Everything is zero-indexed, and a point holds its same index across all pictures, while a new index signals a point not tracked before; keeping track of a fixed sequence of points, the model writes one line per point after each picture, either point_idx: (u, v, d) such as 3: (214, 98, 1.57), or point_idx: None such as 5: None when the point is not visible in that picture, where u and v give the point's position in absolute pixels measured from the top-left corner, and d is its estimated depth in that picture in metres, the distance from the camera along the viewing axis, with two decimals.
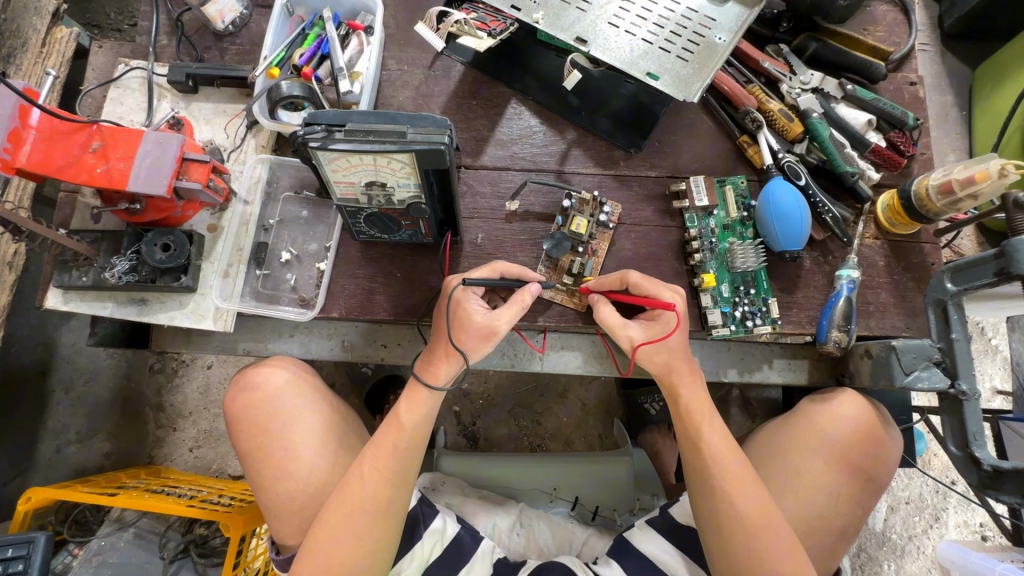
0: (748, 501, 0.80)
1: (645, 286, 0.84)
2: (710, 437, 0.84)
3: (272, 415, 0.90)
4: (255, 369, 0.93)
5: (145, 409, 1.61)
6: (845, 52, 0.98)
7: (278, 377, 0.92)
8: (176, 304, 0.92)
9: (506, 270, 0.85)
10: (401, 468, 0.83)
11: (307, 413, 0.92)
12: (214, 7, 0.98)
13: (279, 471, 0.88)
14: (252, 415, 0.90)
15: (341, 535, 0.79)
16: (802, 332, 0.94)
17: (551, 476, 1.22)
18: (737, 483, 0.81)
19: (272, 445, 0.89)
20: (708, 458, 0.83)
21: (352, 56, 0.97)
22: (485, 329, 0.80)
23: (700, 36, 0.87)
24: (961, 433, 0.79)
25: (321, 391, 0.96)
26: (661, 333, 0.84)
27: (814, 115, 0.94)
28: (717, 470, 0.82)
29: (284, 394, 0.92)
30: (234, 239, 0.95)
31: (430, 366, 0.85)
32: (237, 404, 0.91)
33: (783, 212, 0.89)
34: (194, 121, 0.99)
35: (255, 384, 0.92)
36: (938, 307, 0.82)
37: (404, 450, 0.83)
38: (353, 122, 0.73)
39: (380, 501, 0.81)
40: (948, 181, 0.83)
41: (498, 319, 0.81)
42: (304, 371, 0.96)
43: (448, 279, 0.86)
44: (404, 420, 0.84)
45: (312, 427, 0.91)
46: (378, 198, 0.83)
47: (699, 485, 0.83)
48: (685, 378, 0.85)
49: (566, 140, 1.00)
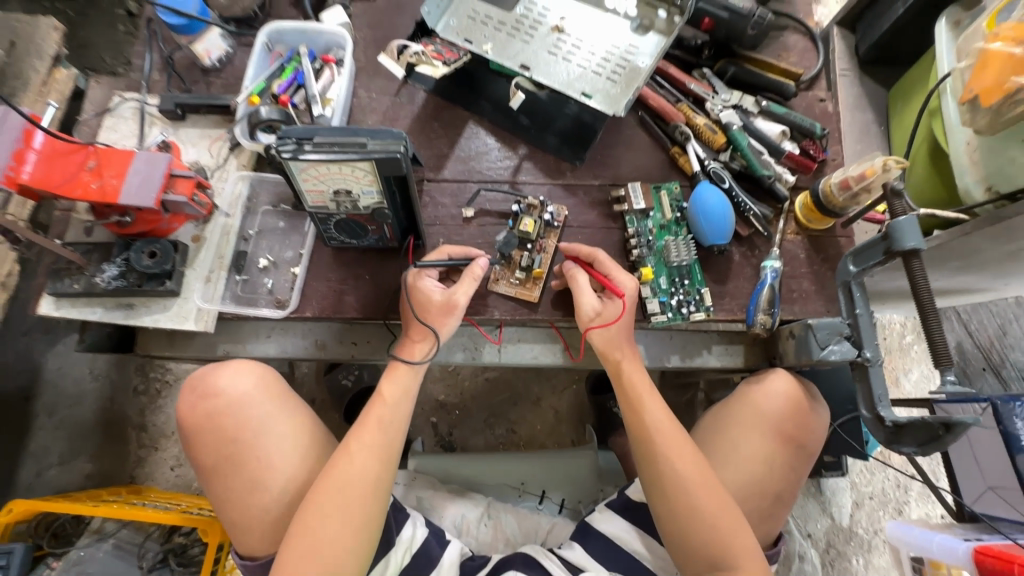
0: (687, 464, 0.88)
1: (607, 266, 0.96)
2: (651, 410, 0.93)
3: (241, 424, 0.96)
4: (217, 373, 0.98)
5: (129, 429, 1.68)
6: (759, 74, 1.13)
7: (242, 382, 0.98)
8: (160, 307, 0.99)
9: (451, 251, 0.95)
10: (382, 444, 0.90)
11: (275, 413, 0.98)
12: (201, 46, 1.11)
13: (250, 474, 0.94)
14: (219, 421, 0.96)
15: (329, 511, 0.84)
16: (733, 319, 1.03)
17: (518, 471, 1.28)
18: (676, 449, 0.89)
19: (243, 454, 0.94)
20: (649, 427, 0.91)
21: (325, 85, 1.09)
22: (446, 304, 0.92)
23: (626, 61, 1.01)
24: (869, 397, 0.86)
25: (283, 392, 1.02)
26: (609, 319, 0.95)
27: (734, 127, 1.07)
28: (660, 437, 0.90)
29: (252, 399, 0.97)
30: (216, 248, 1.04)
31: (406, 345, 0.95)
32: (201, 413, 0.96)
33: (708, 211, 1.02)
34: (181, 145, 1.10)
35: (219, 391, 0.97)
36: (845, 286, 0.92)
37: (386, 426, 0.91)
38: (320, 136, 0.84)
39: (370, 474, 0.87)
40: (845, 179, 0.95)
41: (455, 293, 0.93)
42: (269, 373, 1.02)
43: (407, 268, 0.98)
44: (387, 393, 0.93)
45: (280, 431, 0.97)
46: (345, 205, 0.93)
47: (644, 454, 0.91)
48: (625, 355, 0.96)
49: (518, 155, 1.12)
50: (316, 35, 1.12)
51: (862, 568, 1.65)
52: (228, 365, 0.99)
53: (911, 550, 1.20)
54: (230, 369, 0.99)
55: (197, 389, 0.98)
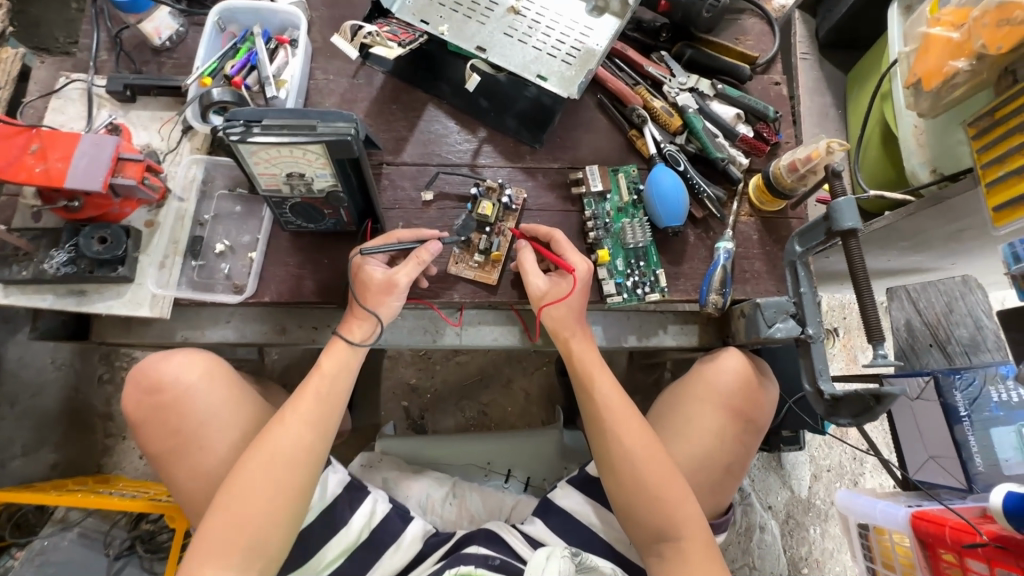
0: (633, 438, 0.91)
1: (562, 247, 0.98)
2: (602, 388, 0.95)
3: (183, 416, 0.97)
4: (160, 367, 0.98)
5: (95, 420, 1.70)
6: (715, 57, 1.14)
7: (189, 374, 0.98)
8: (112, 294, 0.98)
9: (403, 235, 0.96)
10: (322, 415, 0.91)
11: (221, 402, 0.98)
12: (151, 25, 1.08)
13: (194, 463, 0.96)
14: (165, 413, 0.97)
15: (254, 483, 0.84)
16: (688, 299, 1.06)
17: (485, 451, 1.30)
18: (623, 424, 0.92)
19: (187, 444, 0.96)
20: (599, 404, 0.94)
21: (279, 67, 1.08)
22: (385, 284, 0.93)
23: (581, 43, 1.00)
24: (811, 372, 0.89)
25: (233, 383, 1.02)
26: (561, 294, 0.96)
27: (689, 111, 1.09)
28: (609, 414, 0.93)
29: (195, 391, 0.98)
30: (170, 233, 1.02)
31: (346, 323, 0.97)
32: (145, 406, 0.97)
33: (663, 193, 1.03)
34: (131, 128, 1.07)
35: (163, 385, 0.97)
36: (791, 265, 0.95)
37: (326, 398, 0.93)
38: (269, 118, 0.83)
39: (306, 443, 0.89)
40: (793, 161, 0.97)
41: (397, 274, 0.93)
42: (219, 363, 1.02)
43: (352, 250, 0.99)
44: (326, 366, 0.94)
45: (223, 423, 0.98)
46: (298, 188, 0.92)
47: (596, 429, 0.94)
48: (574, 333, 0.98)
49: (478, 138, 1.12)
50: (269, 14, 1.10)
51: (819, 537, 1.73)
52: (172, 356, 0.99)
53: (858, 518, 1.26)
54: (176, 359, 0.99)
55: (141, 382, 0.97)
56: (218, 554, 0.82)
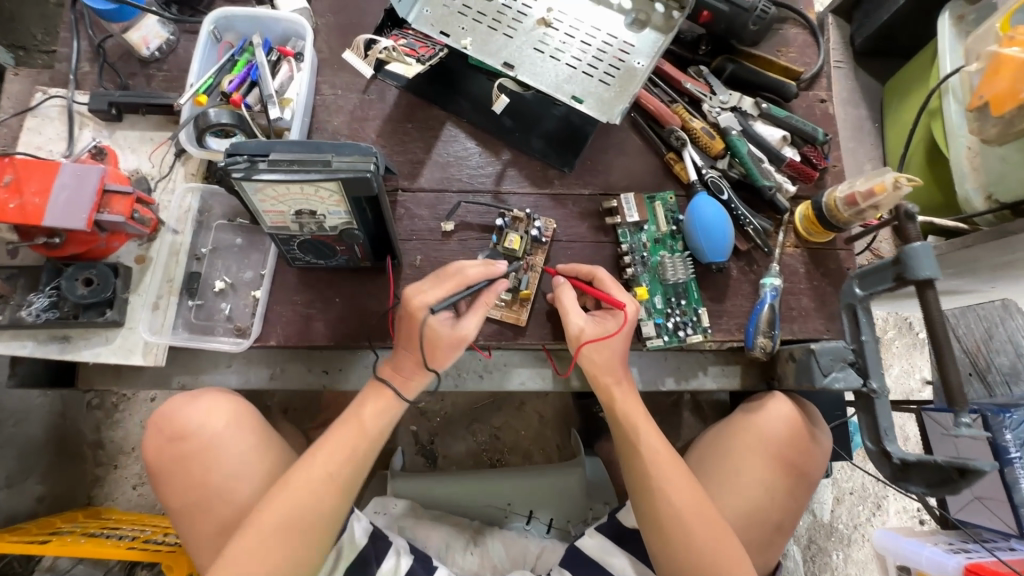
0: (682, 496, 0.84)
1: (608, 283, 0.89)
2: (647, 438, 0.87)
3: (209, 469, 0.82)
4: (186, 411, 0.83)
5: (85, 448, 1.60)
6: (759, 72, 1.04)
7: (214, 421, 0.83)
8: (100, 340, 0.88)
9: (472, 278, 0.81)
10: (342, 475, 0.83)
11: (253, 451, 0.84)
12: (137, 34, 0.97)
13: (220, 523, 0.81)
14: (189, 464, 0.82)
15: (267, 549, 0.77)
16: (731, 339, 0.98)
17: (506, 492, 1.22)
18: (671, 481, 0.85)
19: (212, 502, 0.81)
20: (645, 459, 0.86)
21: (283, 82, 0.98)
22: (458, 341, 0.83)
23: (621, 60, 0.91)
24: (874, 430, 0.82)
25: (264, 431, 0.87)
26: (608, 331, 0.88)
27: (733, 133, 1.00)
28: (656, 471, 0.85)
29: (225, 440, 0.83)
30: (163, 271, 0.92)
31: (401, 377, 0.87)
32: (166, 456, 0.82)
33: (707, 225, 0.95)
34: (118, 150, 0.96)
35: (186, 432, 0.82)
36: (850, 310, 0.87)
37: (360, 457, 0.85)
38: (277, 152, 0.73)
39: (328, 508, 0.81)
40: (852, 194, 0.89)
41: (470, 327, 0.83)
42: (247, 408, 0.87)
43: (406, 294, 0.82)
44: (367, 423, 0.86)
45: (254, 477, 0.82)
46: (309, 226, 0.83)
47: (639, 485, 0.86)
48: (617, 380, 0.90)
49: (501, 160, 1.03)
50: (270, 22, 0.99)
51: (842, 563, 1.68)
52: (196, 399, 0.85)
53: (897, 559, 1.20)
54: (201, 403, 0.84)
55: (163, 431, 0.83)
56: None
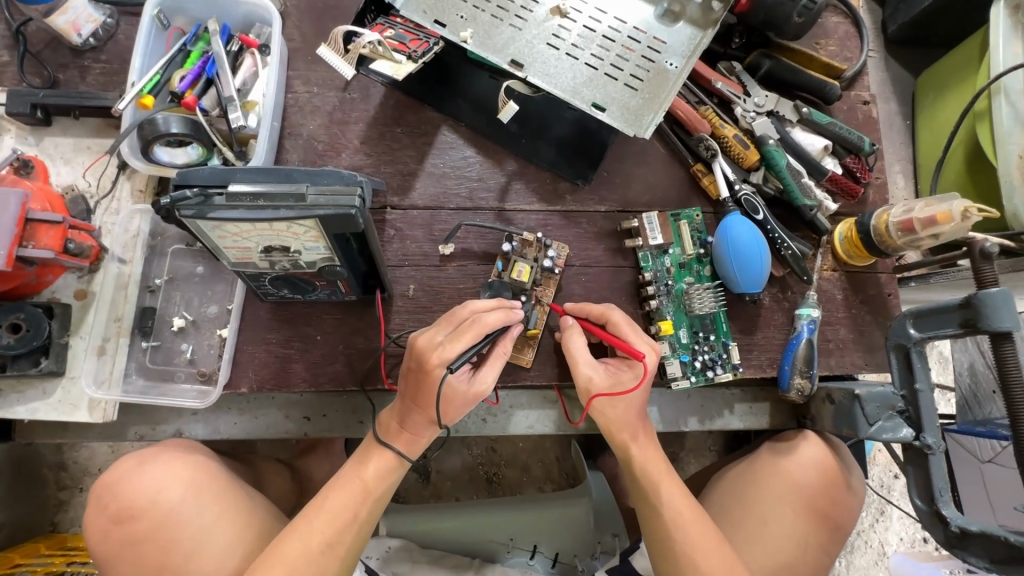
0: (713, 561, 0.74)
1: (624, 329, 0.78)
2: (669, 497, 0.78)
3: (168, 546, 0.69)
4: (136, 477, 0.72)
5: (44, 470, 1.47)
6: (799, 70, 0.91)
7: (172, 488, 0.72)
8: (36, 393, 0.75)
9: (492, 328, 0.71)
10: (339, 542, 0.73)
11: (217, 518, 0.72)
12: (64, 18, 0.79)
13: None
14: (142, 543, 0.69)
15: None
16: (762, 376, 0.88)
17: (508, 526, 1.13)
18: (701, 545, 0.74)
19: None
20: (667, 520, 0.76)
21: (246, 80, 0.82)
22: (476, 396, 0.74)
23: (649, 60, 0.78)
24: (925, 487, 0.74)
25: (231, 493, 0.75)
26: (624, 385, 0.78)
27: (770, 142, 0.88)
28: (680, 534, 0.75)
29: (184, 510, 0.71)
30: (110, 308, 0.78)
31: (406, 435, 0.77)
32: (113, 535, 0.70)
33: (742, 252, 0.83)
34: (47, 162, 0.80)
35: (136, 505, 0.70)
36: (898, 351, 0.76)
37: (359, 521, 0.75)
38: (238, 181, 0.60)
39: None
40: (909, 219, 0.79)
41: (489, 380, 0.75)
42: (211, 471, 0.76)
43: (418, 350, 0.71)
44: (370, 484, 0.76)
45: (220, 549, 0.70)
46: (282, 263, 0.70)
47: (661, 549, 0.76)
48: (637, 436, 0.80)
49: (506, 172, 0.89)
50: (229, 5, 0.83)
51: None
52: (151, 462, 0.73)
53: None
54: (155, 467, 0.73)
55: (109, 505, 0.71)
56: None
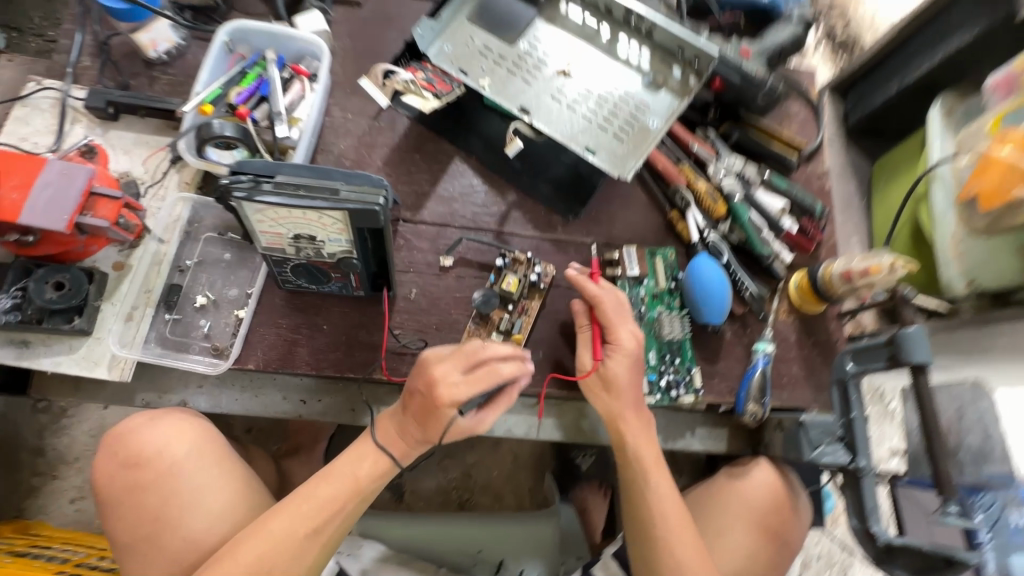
0: (686, 546, 0.83)
1: (608, 315, 0.89)
2: (655, 484, 0.88)
3: (167, 498, 0.76)
4: (144, 430, 0.78)
5: (22, 453, 1.48)
6: (763, 143, 1.08)
7: (176, 446, 0.78)
8: (63, 348, 0.83)
9: (502, 375, 0.79)
10: (323, 527, 0.78)
11: (216, 482, 0.78)
12: (147, 35, 0.94)
13: (169, 561, 0.74)
14: (143, 494, 0.76)
15: None
16: (721, 402, 0.97)
17: (477, 538, 1.17)
18: (678, 531, 0.84)
19: (165, 536, 0.75)
20: (651, 502, 0.86)
21: (293, 100, 0.95)
22: (471, 430, 0.83)
23: (636, 119, 0.93)
24: (859, 507, 0.81)
25: (227, 459, 0.82)
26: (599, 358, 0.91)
27: (736, 198, 1.02)
28: (661, 517, 0.85)
29: (184, 468, 0.77)
30: (143, 280, 0.88)
31: (395, 441, 0.84)
32: (118, 483, 0.76)
33: (707, 287, 0.95)
34: (110, 151, 0.92)
35: (145, 456, 0.77)
36: (840, 384, 0.87)
37: (346, 511, 0.81)
38: (283, 175, 0.71)
39: (303, 566, 0.77)
40: (848, 270, 0.91)
41: (485, 419, 0.83)
42: (214, 437, 0.82)
43: (430, 381, 0.78)
44: (363, 483, 0.82)
45: (214, 512, 0.77)
46: (306, 251, 0.80)
47: (641, 526, 0.86)
48: (633, 425, 0.89)
49: (506, 201, 1.02)
50: (287, 40, 0.98)
51: None
52: (159, 421, 0.80)
53: None
54: (162, 425, 0.79)
55: (119, 454, 0.78)
56: None
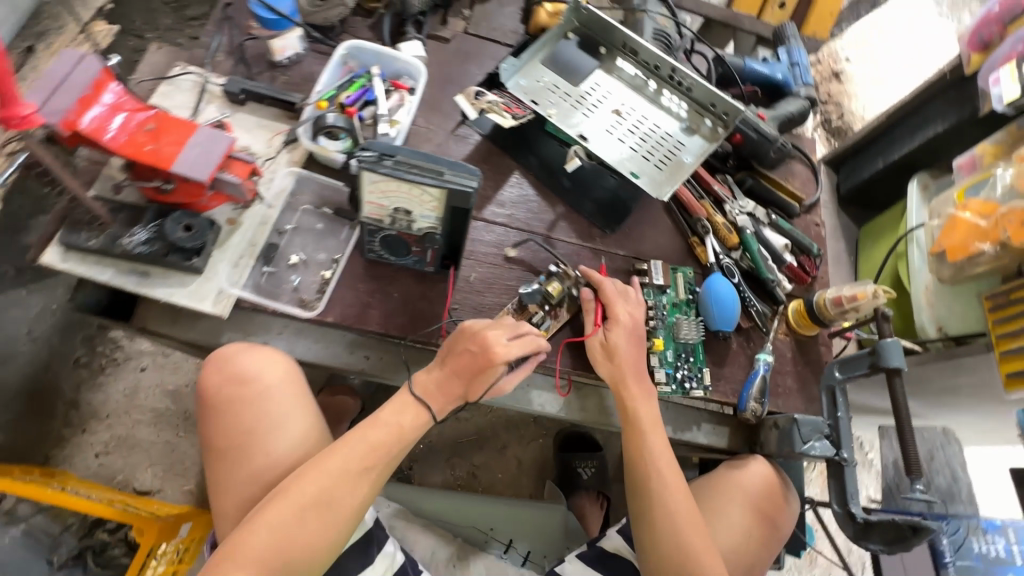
0: (678, 511, 0.97)
1: (610, 296, 1.07)
2: (655, 458, 1.01)
3: (258, 416, 0.90)
4: (243, 355, 0.92)
5: (58, 403, 1.57)
6: (772, 192, 1.29)
7: (268, 374, 0.92)
8: (178, 282, 0.96)
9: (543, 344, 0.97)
10: (371, 469, 0.88)
11: (295, 415, 0.91)
12: (279, 42, 1.15)
13: (252, 469, 0.87)
14: (240, 409, 0.90)
15: (294, 513, 0.82)
16: (725, 400, 1.13)
17: (490, 516, 1.29)
18: (671, 499, 0.98)
19: (252, 447, 0.88)
20: (650, 473, 1.01)
21: (393, 107, 1.15)
22: (498, 389, 0.98)
23: (673, 154, 1.13)
24: (842, 492, 0.96)
25: (305, 395, 0.95)
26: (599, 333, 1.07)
27: (747, 232, 1.21)
28: (658, 484, 0.99)
29: (274, 392, 0.91)
30: (250, 235, 1.03)
31: (433, 397, 0.95)
32: (222, 395, 0.91)
33: (721, 300, 1.11)
34: (235, 128, 1.10)
35: (245, 377, 0.91)
36: (829, 390, 1.04)
37: (392, 454, 0.91)
38: (402, 155, 0.87)
39: (358, 495, 0.87)
40: (839, 296, 1.09)
41: (512, 381, 0.99)
42: (297, 375, 0.95)
43: (483, 341, 0.93)
44: (406, 430, 0.93)
45: (294, 436, 0.90)
46: (400, 223, 0.96)
47: (640, 491, 1.01)
48: (637, 396, 1.03)
49: (556, 211, 1.20)
50: (390, 60, 1.19)
51: None
52: (252, 351, 0.94)
53: None
54: (256, 354, 0.93)
55: (222, 373, 0.92)
56: (256, 557, 0.80)
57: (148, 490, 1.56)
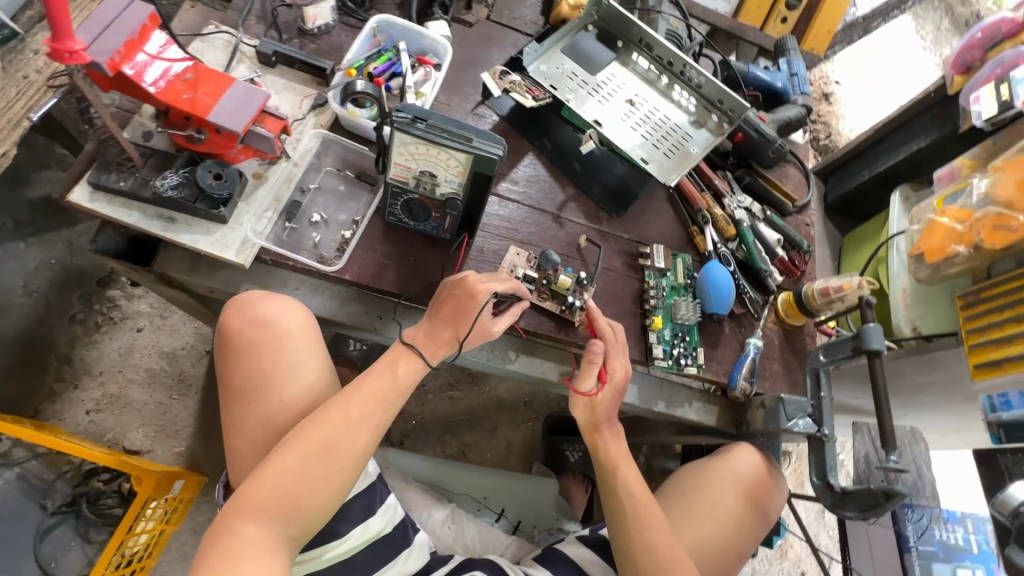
0: (651, 510, 1.00)
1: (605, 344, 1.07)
2: (624, 466, 1.05)
3: (275, 359, 0.93)
4: (265, 303, 0.96)
5: (50, 357, 1.56)
6: (767, 190, 1.37)
7: (289, 321, 0.95)
8: (203, 230, 0.99)
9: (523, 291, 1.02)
10: (372, 417, 0.90)
11: (309, 363, 0.95)
12: (313, 10, 1.18)
13: (266, 410, 0.91)
14: (260, 351, 0.93)
15: (297, 463, 0.83)
16: (717, 380, 1.19)
17: (485, 485, 1.35)
18: (646, 502, 1.00)
19: (268, 390, 0.91)
20: (621, 474, 1.04)
21: (419, 80, 1.20)
22: (484, 333, 1.00)
23: (680, 144, 1.20)
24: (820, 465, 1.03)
25: (321, 347, 0.98)
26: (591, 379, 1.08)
27: (744, 225, 1.29)
28: (630, 488, 1.02)
29: (294, 338, 0.95)
30: (275, 191, 1.06)
31: (432, 344, 0.98)
32: (245, 337, 0.94)
33: (717, 284, 1.18)
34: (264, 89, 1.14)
35: (266, 322, 0.94)
36: (813, 372, 1.10)
37: (389, 405, 0.93)
38: (434, 120, 0.91)
39: (358, 445, 0.88)
40: (827, 287, 1.17)
41: (497, 325, 1.01)
42: (311, 325, 0.99)
43: (467, 280, 0.97)
44: (401, 378, 0.94)
45: (306, 383, 0.93)
46: (423, 186, 1.00)
47: (612, 495, 1.03)
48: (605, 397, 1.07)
49: (566, 192, 1.26)
50: (417, 37, 1.24)
51: None
52: (272, 299, 0.96)
53: None
54: (279, 302, 0.96)
55: (245, 316, 0.95)
56: (263, 506, 0.81)
57: (138, 450, 1.55)
